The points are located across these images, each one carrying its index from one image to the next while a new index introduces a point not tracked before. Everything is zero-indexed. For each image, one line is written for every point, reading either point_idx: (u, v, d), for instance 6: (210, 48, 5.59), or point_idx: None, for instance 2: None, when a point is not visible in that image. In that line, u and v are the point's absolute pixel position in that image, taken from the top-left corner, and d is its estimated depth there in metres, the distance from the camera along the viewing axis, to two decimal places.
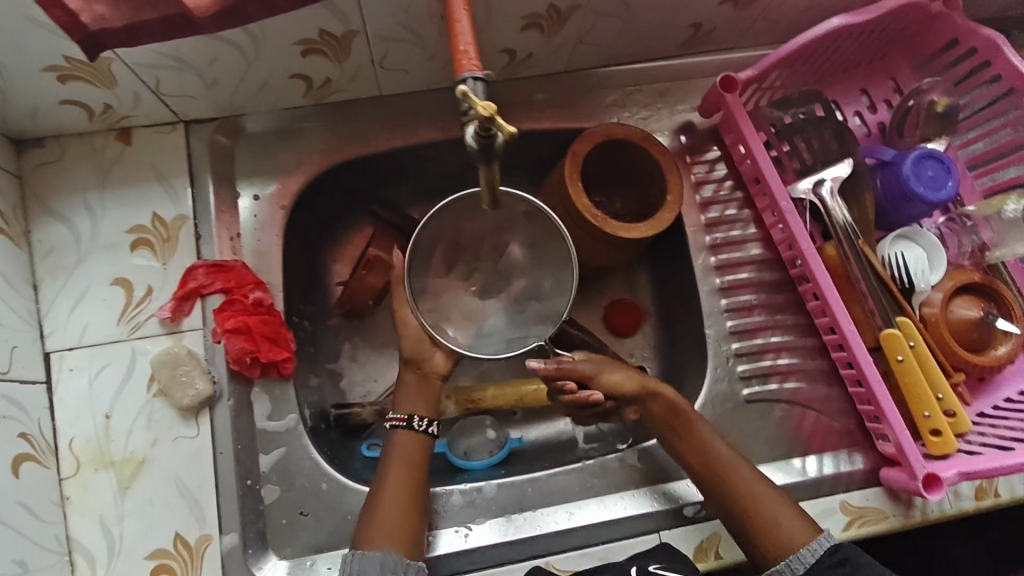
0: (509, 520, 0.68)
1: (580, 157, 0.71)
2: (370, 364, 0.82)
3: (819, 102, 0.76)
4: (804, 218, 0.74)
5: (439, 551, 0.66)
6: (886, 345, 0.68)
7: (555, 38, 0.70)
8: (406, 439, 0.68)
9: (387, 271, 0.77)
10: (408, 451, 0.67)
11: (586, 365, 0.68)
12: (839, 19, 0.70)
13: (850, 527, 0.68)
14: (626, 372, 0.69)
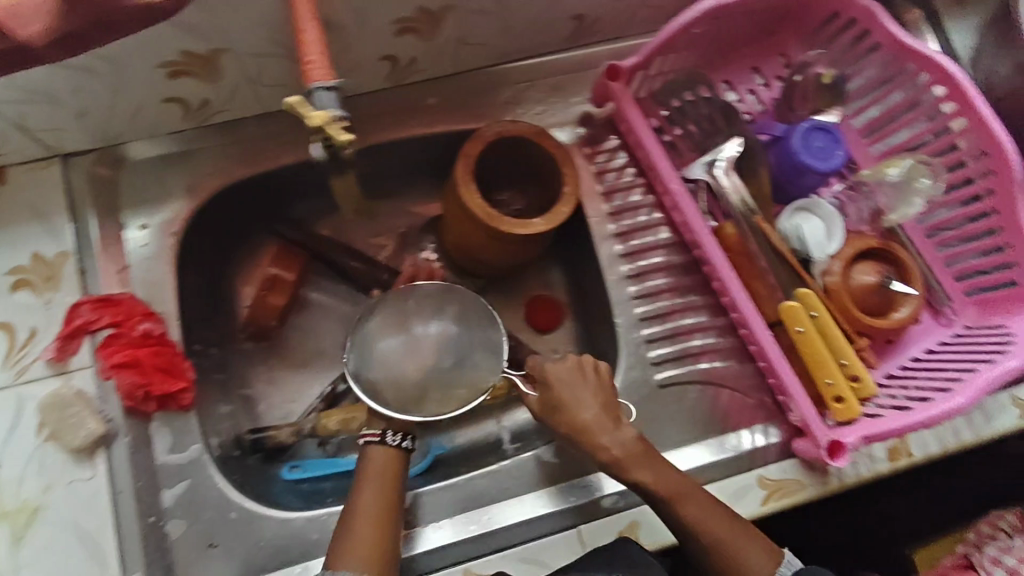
0: (475, 514, 0.69)
1: (472, 158, 0.71)
2: (288, 385, 0.82)
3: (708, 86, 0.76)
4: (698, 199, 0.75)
5: (416, 550, 0.66)
6: (786, 318, 0.69)
7: (436, 40, 0.68)
8: (380, 455, 0.66)
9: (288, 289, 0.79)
10: (383, 466, 0.65)
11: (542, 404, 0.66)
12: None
13: (769, 500, 0.68)
14: (589, 403, 0.64)
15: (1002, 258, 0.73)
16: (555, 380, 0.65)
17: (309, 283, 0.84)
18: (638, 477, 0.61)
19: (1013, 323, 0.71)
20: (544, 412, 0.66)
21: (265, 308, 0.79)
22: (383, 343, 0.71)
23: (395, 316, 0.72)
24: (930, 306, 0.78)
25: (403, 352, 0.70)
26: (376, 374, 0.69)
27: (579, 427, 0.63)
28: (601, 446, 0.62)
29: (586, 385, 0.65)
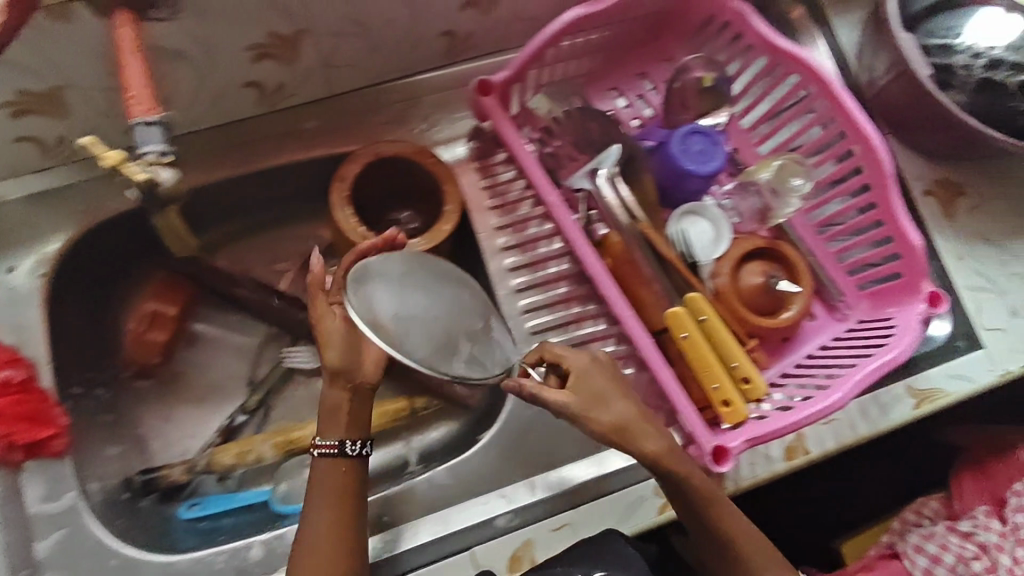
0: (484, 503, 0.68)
1: (348, 179, 0.70)
2: (187, 421, 0.80)
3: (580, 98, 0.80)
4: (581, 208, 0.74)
5: (404, 546, 0.65)
6: (672, 323, 0.68)
7: (298, 64, 0.67)
8: (326, 466, 0.60)
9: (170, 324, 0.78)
10: (338, 480, 0.60)
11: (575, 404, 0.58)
12: (577, 11, 0.70)
13: (666, 508, 0.68)
14: (623, 406, 0.59)
15: (890, 249, 0.73)
16: (588, 371, 0.59)
17: (195, 315, 0.82)
18: (683, 472, 0.60)
19: (900, 314, 0.71)
20: (582, 406, 0.58)
21: (148, 345, 0.77)
22: (396, 291, 0.56)
23: (405, 270, 0.59)
24: (824, 301, 0.78)
25: (418, 305, 0.56)
26: (396, 318, 0.54)
27: (624, 424, 0.58)
28: (646, 443, 0.58)
29: (616, 379, 0.60)
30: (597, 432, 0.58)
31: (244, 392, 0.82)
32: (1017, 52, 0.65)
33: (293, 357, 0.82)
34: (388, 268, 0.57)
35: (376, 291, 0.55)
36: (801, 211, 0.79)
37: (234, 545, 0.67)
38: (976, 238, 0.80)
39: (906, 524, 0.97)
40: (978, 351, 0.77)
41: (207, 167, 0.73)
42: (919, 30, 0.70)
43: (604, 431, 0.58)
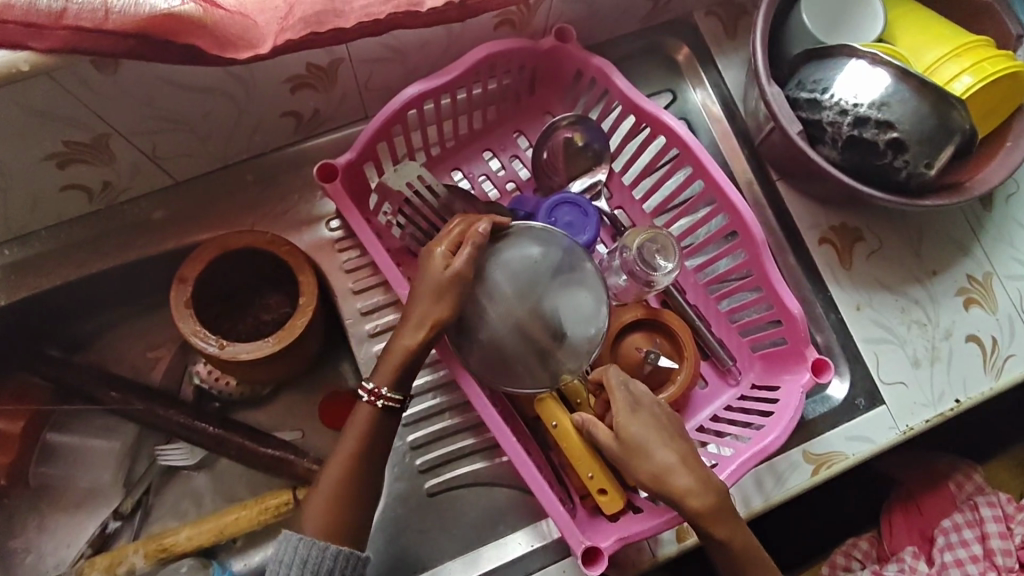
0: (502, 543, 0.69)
1: (191, 281, 0.66)
2: (62, 530, 0.75)
3: (456, 167, 0.77)
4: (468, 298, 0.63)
5: None
6: (543, 411, 0.64)
7: (120, 162, 0.63)
8: (363, 412, 0.60)
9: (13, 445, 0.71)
10: (373, 431, 0.59)
11: (618, 449, 0.59)
12: (416, 87, 0.66)
13: None
14: (665, 456, 0.58)
15: (772, 315, 0.70)
16: (635, 410, 0.60)
17: (54, 424, 0.77)
18: (720, 531, 0.58)
19: (789, 384, 0.68)
20: (623, 454, 0.59)
21: None
22: (499, 286, 0.64)
23: (511, 261, 0.65)
24: (717, 366, 0.73)
25: (506, 304, 0.64)
26: (473, 322, 0.64)
27: (667, 475, 0.58)
28: (694, 500, 0.57)
29: (659, 425, 0.60)
30: (639, 479, 0.58)
31: (121, 493, 0.77)
32: (883, 109, 0.63)
33: (167, 454, 0.76)
34: (494, 271, 0.64)
35: (490, 277, 0.64)
36: (691, 270, 0.75)
37: None
38: (875, 286, 0.77)
39: (835, 568, 0.90)
40: (879, 408, 0.74)
41: (46, 269, 0.68)
42: (793, 81, 0.68)
43: (641, 480, 0.58)
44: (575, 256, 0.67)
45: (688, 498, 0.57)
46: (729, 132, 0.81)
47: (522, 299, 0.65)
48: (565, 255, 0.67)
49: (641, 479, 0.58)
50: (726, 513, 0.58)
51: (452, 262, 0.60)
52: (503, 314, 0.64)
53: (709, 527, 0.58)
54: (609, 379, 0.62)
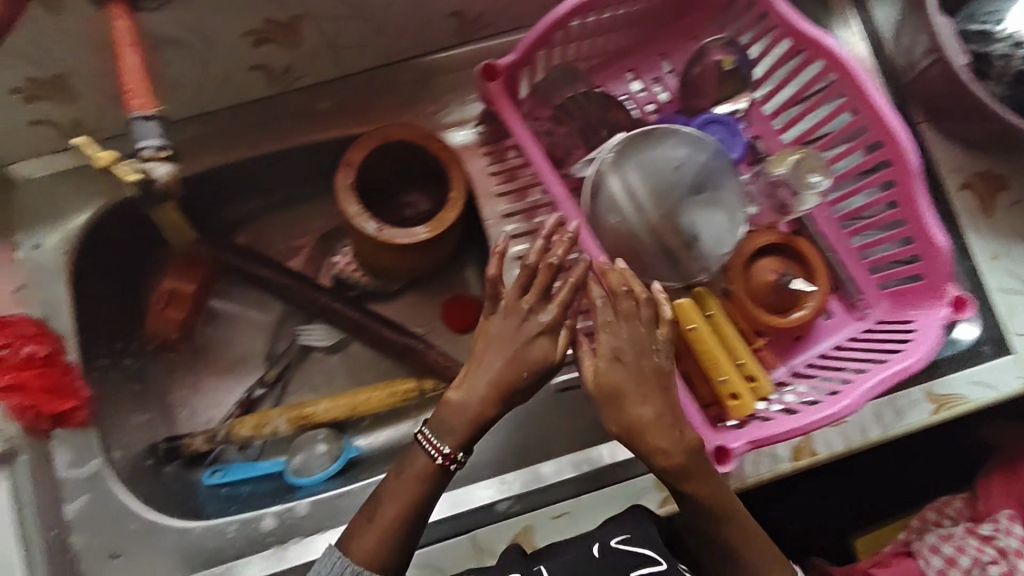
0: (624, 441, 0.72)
1: (355, 165, 0.70)
2: (211, 392, 0.83)
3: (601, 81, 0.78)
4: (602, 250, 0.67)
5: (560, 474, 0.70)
6: (680, 316, 0.67)
7: (304, 47, 0.69)
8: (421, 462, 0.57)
9: (185, 302, 0.78)
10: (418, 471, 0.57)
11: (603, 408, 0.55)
12: None
13: (667, 502, 0.68)
14: (644, 407, 0.54)
15: (911, 250, 0.70)
16: (619, 361, 0.55)
17: (215, 292, 0.84)
18: (690, 488, 0.56)
19: (921, 318, 0.68)
20: (601, 400, 0.55)
21: (168, 321, 0.79)
22: (642, 201, 0.69)
23: (657, 180, 0.70)
24: (845, 300, 0.75)
25: (643, 215, 0.69)
26: (617, 233, 0.69)
27: (638, 427, 0.54)
28: (663, 458, 0.54)
29: (646, 375, 0.55)
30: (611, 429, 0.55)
31: (263, 365, 0.84)
32: None
33: (307, 334, 0.84)
34: (644, 200, 0.69)
35: (628, 204, 0.69)
36: (828, 204, 0.76)
37: (211, 524, 0.68)
38: (1014, 236, 0.75)
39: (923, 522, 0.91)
40: (1006, 357, 0.73)
41: (221, 145, 0.73)
42: (962, 13, 0.68)
43: (613, 427, 0.55)
44: (716, 177, 0.70)
45: (657, 457, 0.54)
46: (874, 70, 0.80)
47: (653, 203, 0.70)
48: (704, 167, 0.70)
49: (614, 430, 0.55)
50: (704, 460, 0.56)
51: (539, 317, 0.56)
52: (636, 220, 0.69)
53: (689, 473, 0.56)
54: (601, 321, 0.56)
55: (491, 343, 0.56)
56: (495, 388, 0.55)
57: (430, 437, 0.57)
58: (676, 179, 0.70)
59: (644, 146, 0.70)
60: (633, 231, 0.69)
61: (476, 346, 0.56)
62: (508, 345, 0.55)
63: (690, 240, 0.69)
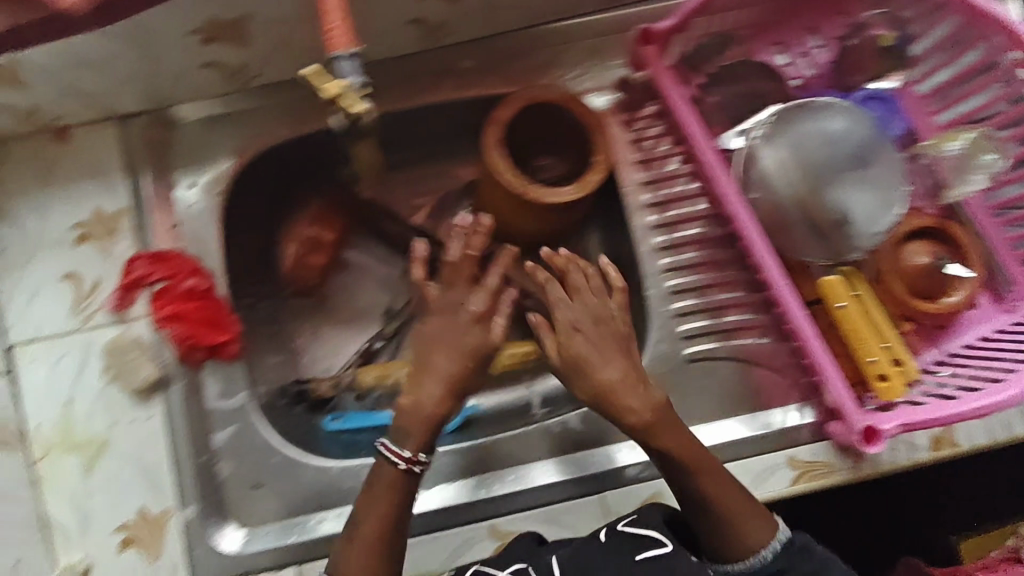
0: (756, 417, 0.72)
1: (501, 124, 0.70)
2: (333, 340, 0.86)
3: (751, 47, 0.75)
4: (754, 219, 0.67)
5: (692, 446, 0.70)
6: (827, 293, 0.66)
7: (463, 4, 0.69)
8: (391, 474, 0.59)
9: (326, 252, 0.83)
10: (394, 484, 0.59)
11: (572, 377, 0.61)
12: None
13: (799, 480, 0.68)
14: (610, 363, 0.60)
15: None
16: (573, 328, 0.61)
17: (349, 243, 0.87)
18: (663, 443, 0.59)
19: None
20: (568, 371, 0.61)
21: (307, 268, 0.83)
22: (796, 176, 0.68)
23: (813, 156, 0.68)
24: (993, 293, 0.70)
25: (796, 188, 0.68)
26: (770, 206, 0.68)
27: (605, 389, 0.59)
28: (631, 414, 0.59)
29: (603, 338, 0.61)
30: (582, 396, 0.61)
31: (381, 320, 0.86)
32: None
33: None
34: (798, 174, 0.68)
35: (783, 177, 0.68)
36: (981, 194, 0.71)
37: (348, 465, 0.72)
38: None
39: None
40: None
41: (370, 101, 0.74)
42: None
43: (587, 395, 0.60)
44: (872, 157, 0.68)
45: (627, 415, 0.59)
46: None
47: (806, 179, 0.68)
48: (862, 144, 0.68)
49: (584, 394, 0.61)
50: (669, 412, 0.60)
51: (467, 307, 0.62)
52: (789, 194, 0.68)
53: (660, 428, 0.59)
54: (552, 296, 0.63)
55: (433, 342, 0.61)
56: (450, 382, 0.60)
57: (390, 444, 0.59)
58: (832, 156, 0.68)
59: (802, 121, 0.69)
60: (783, 204, 0.68)
61: (422, 349, 0.61)
62: (449, 335, 0.61)
63: (840, 217, 0.67)
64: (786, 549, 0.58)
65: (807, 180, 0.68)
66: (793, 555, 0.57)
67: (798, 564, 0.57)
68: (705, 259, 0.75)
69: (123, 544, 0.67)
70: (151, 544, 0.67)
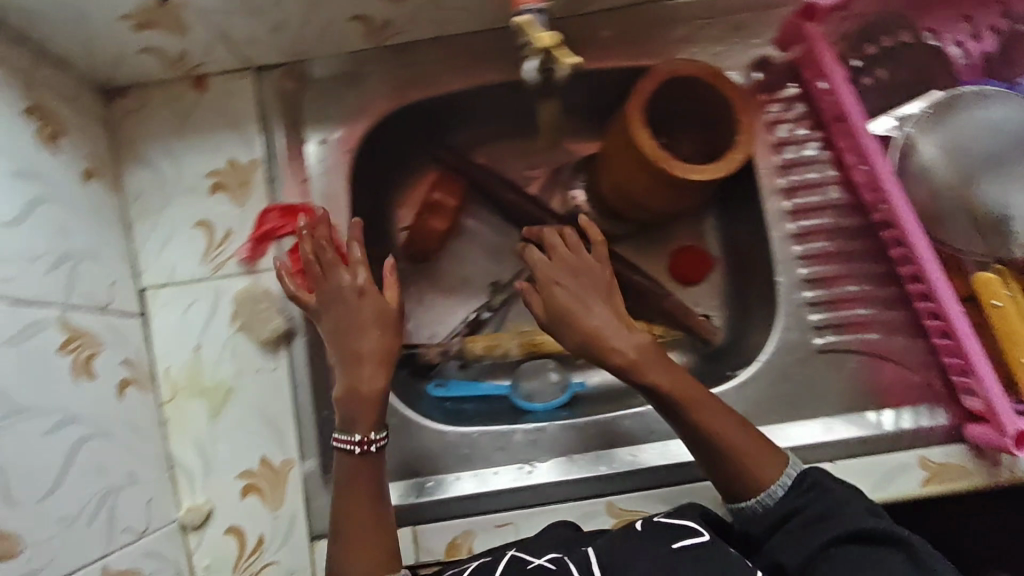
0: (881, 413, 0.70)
1: (644, 97, 0.68)
2: (438, 307, 0.85)
3: (909, 29, 0.70)
4: (909, 210, 0.64)
5: (816, 440, 0.69)
6: (981, 289, 0.63)
7: None
8: (353, 464, 0.61)
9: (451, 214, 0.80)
10: (364, 475, 0.61)
11: (560, 325, 0.64)
12: None
13: (931, 482, 0.67)
14: (599, 307, 0.64)
15: None
16: (553, 282, 0.66)
17: (468, 211, 0.86)
18: (652, 377, 0.61)
19: None
20: (555, 321, 0.65)
21: (429, 231, 0.80)
22: (957, 166, 0.65)
23: (977, 146, 0.65)
24: None
25: (955, 180, 0.65)
26: (927, 198, 0.66)
27: (597, 332, 0.62)
28: (619, 351, 0.61)
29: (591, 286, 0.65)
30: (573, 341, 0.64)
31: (488, 291, 0.85)
32: None
33: None
34: (960, 164, 0.65)
35: (941, 168, 0.65)
36: None
37: (463, 433, 0.71)
38: None
39: None
40: None
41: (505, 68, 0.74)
42: None
43: (579, 341, 0.63)
44: None
45: (613, 356, 0.62)
46: None
47: (967, 170, 0.65)
48: None
49: (575, 342, 0.64)
50: (658, 351, 0.62)
51: (353, 281, 0.64)
52: (948, 186, 0.65)
53: (647, 364, 0.61)
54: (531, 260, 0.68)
55: (347, 326, 0.64)
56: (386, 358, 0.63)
57: (341, 435, 0.62)
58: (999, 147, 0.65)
59: (966, 110, 0.66)
60: (943, 195, 0.65)
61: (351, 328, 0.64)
62: (342, 313, 0.64)
63: (1000, 215, 0.64)
64: (798, 485, 0.58)
65: (968, 171, 0.65)
66: (809, 496, 0.57)
67: (814, 504, 0.57)
68: (836, 250, 0.72)
69: (245, 491, 0.68)
70: (272, 493, 0.68)
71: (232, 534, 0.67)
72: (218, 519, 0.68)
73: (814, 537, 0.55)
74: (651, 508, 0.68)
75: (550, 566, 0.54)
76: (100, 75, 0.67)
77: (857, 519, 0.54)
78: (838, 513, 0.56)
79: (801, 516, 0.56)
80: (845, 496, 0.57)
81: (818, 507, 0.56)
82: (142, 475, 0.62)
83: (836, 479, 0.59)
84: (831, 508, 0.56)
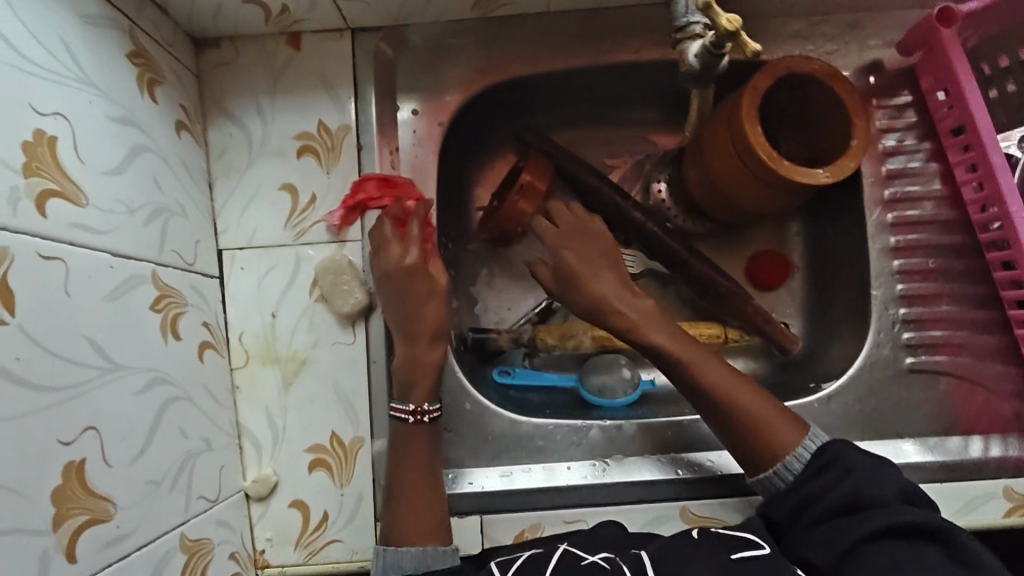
0: (970, 440, 0.67)
1: (760, 91, 0.64)
2: (507, 292, 0.83)
3: None
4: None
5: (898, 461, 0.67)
6: None
7: None
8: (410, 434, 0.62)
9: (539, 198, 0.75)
10: (424, 446, 0.61)
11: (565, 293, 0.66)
12: None
13: (1014, 513, 0.65)
14: (606, 274, 0.65)
15: None
16: (564, 246, 0.66)
17: None
18: (652, 336, 0.62)
19: None
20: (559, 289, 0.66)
21: (516, 213, 0.76)
22: None
23: None
24: None
25: None
26: None
27: (604, 298, 0.63)
28: (625, 314, 0.63)
29: (600, 254, 0.66)
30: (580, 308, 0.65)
31: None
32: None
33: None
34: None
35: None
36: None
37: (537, 424, 0.69)
38: None
39: None
40: None
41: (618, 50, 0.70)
42: None
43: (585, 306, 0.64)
44: None
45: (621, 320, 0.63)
46: None
47: None
48: None
49: (584, 308, 0.65)
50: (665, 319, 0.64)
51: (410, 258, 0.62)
52: None
53: (648, 326, 0.63)
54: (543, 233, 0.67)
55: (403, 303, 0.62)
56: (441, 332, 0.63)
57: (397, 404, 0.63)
58: None
59: None
60: None
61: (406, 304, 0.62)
62: (399, 290, 0.62)
63: None
64: (815, 462, 0.56)
65: None
66: (830, 478, 0.55)
67: (836, 489, 0.54)
68: (935, 267, 0.70)
69: (313, 466, 0.66)
70: (340, 469, 0.66)
71: (297, 508, 0.66)
72: (283, 492, 0.66)
73: (843, 531, 0.52)
74: (734, 520, 0.66)
75: (603, 564, 0.51)
76: (195, 23, 0.64)
77: (889, 512, 0.51)
78: (865, 502, 0.53)
79: (825, 502, 0.54)
80: (870, 482, 0.54)
81: (842, 493, 0.54)
82: (215, 441, 0.60)
83: (857, 450, 0.56)
84: (858, 498, 0.53)
